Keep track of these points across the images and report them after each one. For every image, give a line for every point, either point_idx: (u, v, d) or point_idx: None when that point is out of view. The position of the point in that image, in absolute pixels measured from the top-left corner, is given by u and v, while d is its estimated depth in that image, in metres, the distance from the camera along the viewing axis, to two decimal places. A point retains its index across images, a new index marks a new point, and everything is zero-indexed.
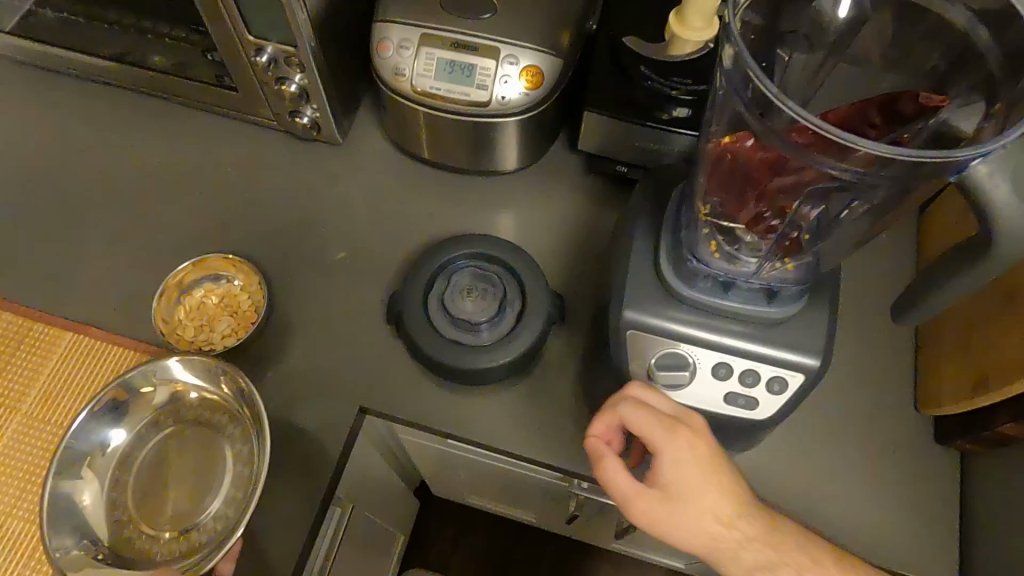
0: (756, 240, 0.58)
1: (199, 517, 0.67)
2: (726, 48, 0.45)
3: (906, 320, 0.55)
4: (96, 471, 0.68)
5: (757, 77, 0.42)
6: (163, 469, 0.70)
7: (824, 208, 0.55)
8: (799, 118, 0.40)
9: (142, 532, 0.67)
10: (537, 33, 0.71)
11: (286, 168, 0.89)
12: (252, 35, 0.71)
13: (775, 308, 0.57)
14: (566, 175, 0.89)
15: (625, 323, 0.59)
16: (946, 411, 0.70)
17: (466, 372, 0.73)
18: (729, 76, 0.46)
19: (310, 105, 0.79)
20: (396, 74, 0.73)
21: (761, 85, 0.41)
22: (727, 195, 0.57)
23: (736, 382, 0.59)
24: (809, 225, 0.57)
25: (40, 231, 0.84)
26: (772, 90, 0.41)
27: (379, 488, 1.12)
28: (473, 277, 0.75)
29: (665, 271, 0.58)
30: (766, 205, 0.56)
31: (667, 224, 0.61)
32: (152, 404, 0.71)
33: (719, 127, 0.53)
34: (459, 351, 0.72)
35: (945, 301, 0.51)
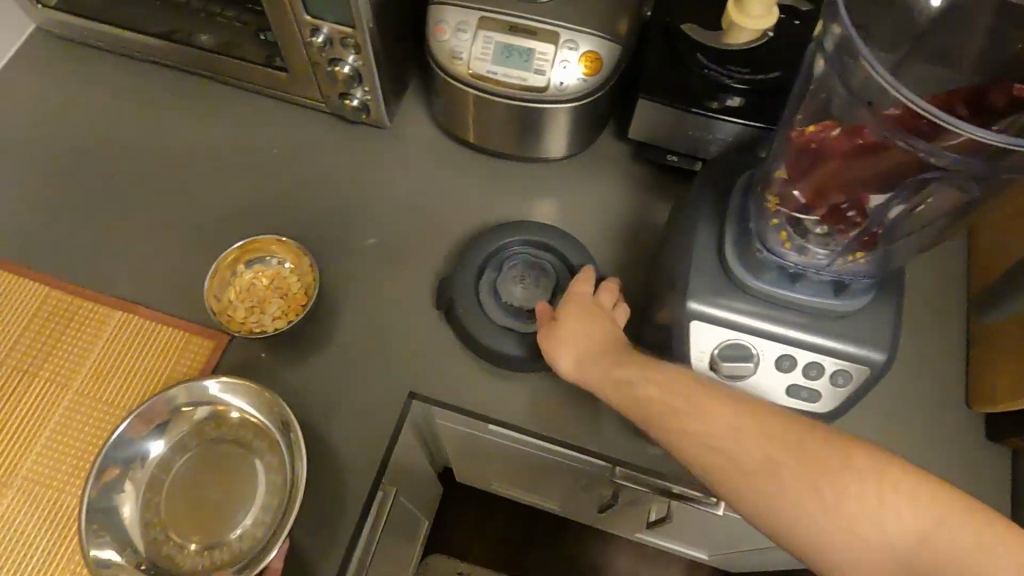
0: (827, 230, 0.56)
1: (231, 532, 0.66)
2: (832, 32, 0.46)
3: None
4: (132, 482, 0.67)
5: (870, 61, 0.43)
6: (195, 483, 0.69)
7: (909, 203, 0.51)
8: (913, 105, 0.41)
9: (173, 545, 0.66)
10: (597, 18, 0.70)
11: (332, 151, 0.88)
12: (309, 15, 0.70)
13: (842, 301, 0.57)
14: (614, 163, 0.88)
15: (688, 313, 0.59)
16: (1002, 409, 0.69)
17: (514, 359, 0.73)
18: (831, 59, 0.47)
19: (361, 88, 0.78)
20: (453, 57, 0.72)
21: (874, 70, 0.42)
22: (804, 184, 0.54)
23: (799, 374, 0.59)
24: (888, 221, 0.54)
25: (86, 210, 0.84)
26: (885, 76, 0.42)
27: (411, 473, 1.12)
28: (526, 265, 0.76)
29: (732, 262, 0.58)
30: (846, 196, 0.52)
31: (733, 215, 0.60)
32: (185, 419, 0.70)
33: (805, 116, 0.53)
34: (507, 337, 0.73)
35: None
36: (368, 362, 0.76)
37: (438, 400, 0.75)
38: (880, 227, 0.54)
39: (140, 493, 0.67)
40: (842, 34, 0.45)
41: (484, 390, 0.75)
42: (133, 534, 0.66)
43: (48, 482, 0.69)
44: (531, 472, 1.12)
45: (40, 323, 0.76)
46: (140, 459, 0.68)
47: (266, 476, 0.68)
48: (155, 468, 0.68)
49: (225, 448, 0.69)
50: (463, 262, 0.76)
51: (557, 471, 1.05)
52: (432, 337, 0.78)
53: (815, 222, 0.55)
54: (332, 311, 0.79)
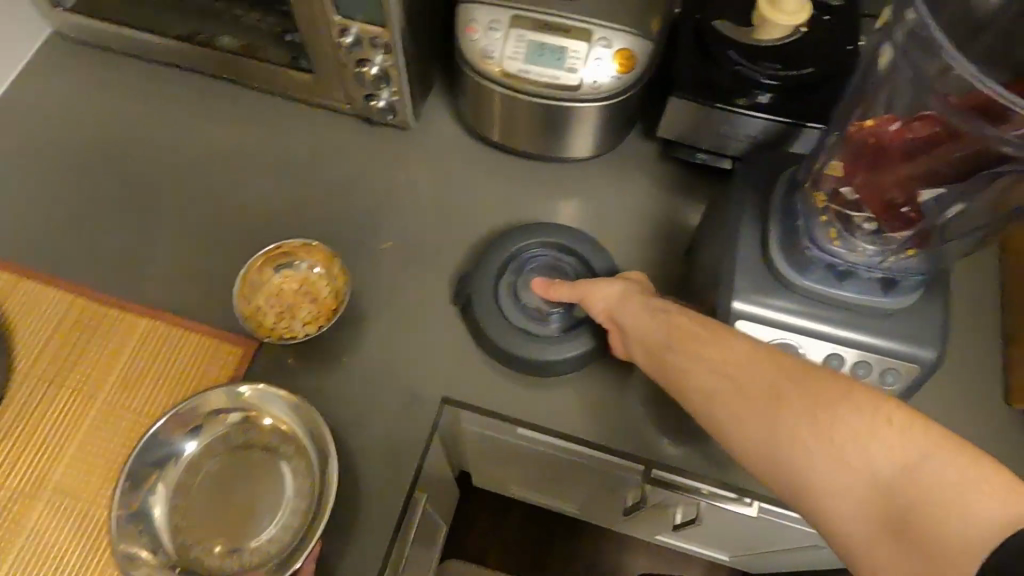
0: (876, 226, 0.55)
1: (258, 537, 0.65)
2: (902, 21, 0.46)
3: None
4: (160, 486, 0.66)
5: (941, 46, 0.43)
6: (223, 486, 0.67)
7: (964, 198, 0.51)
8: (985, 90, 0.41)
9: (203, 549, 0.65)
10: (631, 15, 0.69)
11: (356, 153, 0.87)
12: (338, 15, 0.69)
13: (892, 299, 0.56)
14: (641, 163, 0.87)
15: (734, 312, 0.58)
16: None
17: (530, 362, 0.72)
18: (900, 49, 0.47)
19: (388, 89, 0.77)
20: (484, 56, 0.71)
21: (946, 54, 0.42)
22: (862, 180, 0.55)
23: (847, 374, 0.58)
24: (941, 217, 0.54)
25: (107, 216, 0.82)
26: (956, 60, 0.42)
27: (432, 478, 1.11)
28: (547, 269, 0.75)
29: (779, 260, 0.57)
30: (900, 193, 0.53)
31: (778, 211, 0.59)
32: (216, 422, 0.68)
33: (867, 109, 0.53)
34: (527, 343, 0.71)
35: None
36: (399, 367, 0.75)
37: (470, 405, 0.74)
38: (931, 223, 0.54)
39: (171, 497, 0.66)
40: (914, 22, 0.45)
41: (518, 394, 0.74)
42: (165, 538, 0.64)
43: (78, 493, 0.68)
44: (554, 476, 1.11)
45: (64, 331, 0.74)
46: (173, 461, 0.67)
47: (295, 479, 0.67)
48: (187, 475, 0.67)
49: (252, 452, 0.68)
50: (483, 262, 0.75)
51: (582, 473, 1.04)
52: (464, 340, 0.76)
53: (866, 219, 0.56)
54: (361, 316, 0.78)
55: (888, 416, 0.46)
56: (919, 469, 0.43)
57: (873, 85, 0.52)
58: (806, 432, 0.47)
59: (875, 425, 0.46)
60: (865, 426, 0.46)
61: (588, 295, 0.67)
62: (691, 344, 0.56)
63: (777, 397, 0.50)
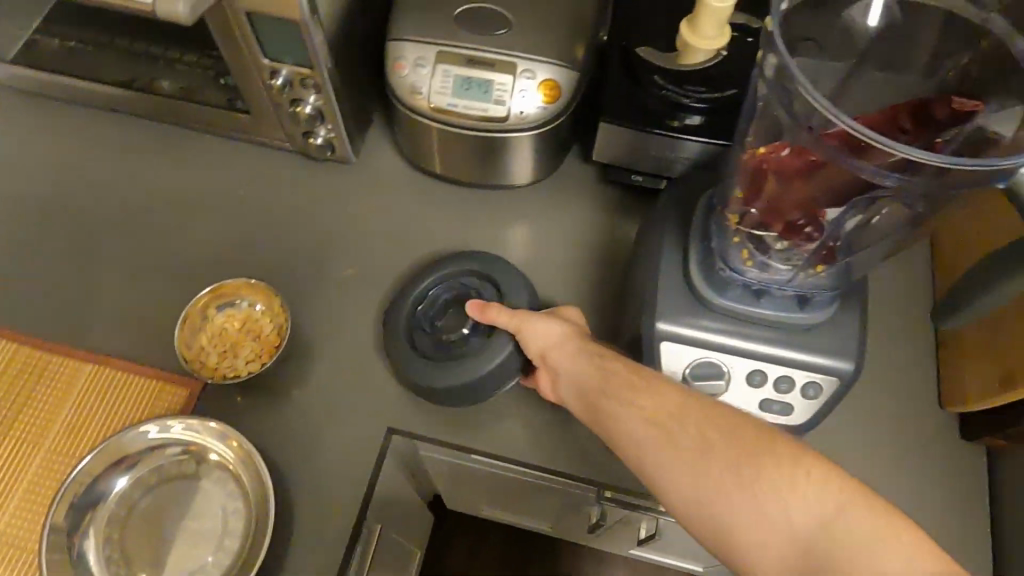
0: (787, 246, 0.56)
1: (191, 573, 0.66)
2: (770, 59, 0.46)
3: (945, 322, 0.57)
4: (96, 524, 0.67)
5: (805, 89, 0.43)
6: (160, 523, 0.68)
7: (861, 216, 0.53)
8: (850, 131, 0.42)
9: None
10: (553, 46, 0.71)
11: (299, 188, 0.88)
12: (267, 58, 0.70)
13: (807, 314, 0.58)
14: (581, 185, 0.89)
15: (658, 335, 0.60)
16: (973, 407, 0.70)
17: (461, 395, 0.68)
18: (772, 86, 0.47)
19: (324, 126, 0.79)
20: (413, 92, 0.73)
21: (809, 96, 0.43)
22: (762, 205, 0.55)
23: (770, 388, 0.60)
24: (844, 235, 0.54)
25: (53, 261, 0.83)
26: (819, 101, 0.43)
27: (397, 504, 1.11)
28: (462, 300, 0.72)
29: (698, 282, 0.59)
30: (802, 214, 0.54)
31: (695, 234, 0.61)
32: (153, 461, 0.69)
33: (757, 137, 0.53)
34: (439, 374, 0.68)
35: (989, 302, 0.52)
36: (345, 400, 0.76)
37: (416, 434, 0.75)
38: (836, 241, 0.55)
39: (106, 536, 0.67)
40: (780, 63, 0.45)
41: (463, 421, 0.75)
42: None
43: (23, 541, 0.68)
44: (520, 496, 1.12)
45: (8, 379, 0.75)
46: (105, 498, 0.68)
47: (230, 516, 0.68)
48: (130, 517, 0.68)
49: (189, 489, 0.69)
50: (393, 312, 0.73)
51: (544, 493, 1.05)
52: None
53: (775, 239, 0.57)
54: (307, 351, 0.78)
55: (808, 470, 0.47)
56: (835, 521, 0.45)
57: (756, 114, 0.52)
58: (730, 482, 0.49)
59: (795, 478, 0.47)
60: (786, 477, 0.47)
61: (523, 324, 0.66)
62: (625, 390, 0.57)
63: (707, 445, 0.51)
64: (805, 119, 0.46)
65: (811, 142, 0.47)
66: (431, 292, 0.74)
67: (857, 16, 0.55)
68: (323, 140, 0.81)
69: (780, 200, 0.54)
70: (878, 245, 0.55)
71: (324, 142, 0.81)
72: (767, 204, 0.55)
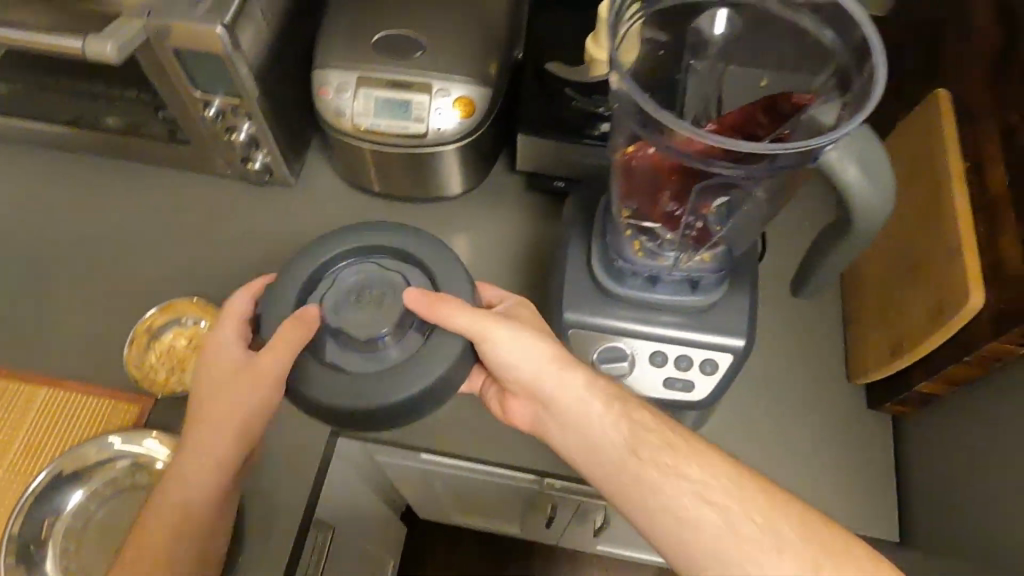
0: (671, 234, 0.62)
1: None
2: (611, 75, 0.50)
3: (804, 291, 0.59)
4: (55, 538, 0.71)
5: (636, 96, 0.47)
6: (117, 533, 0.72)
7: (727, 199, 0.57)
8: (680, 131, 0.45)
9: None
10: (465, 65, 0.77)
11: (244, 211, 0.93)
12: (199, 91, 0.76)
13: (698, 296, 0.63)
14: (510, 193, 0.94)
15: (565, 324, 0.65)
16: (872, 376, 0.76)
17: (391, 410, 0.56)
18: (619, 98, 0.51)
19: (260, 151, 0.84)
20: (338, 115, 0.78)
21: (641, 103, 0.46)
22: (641, 199, 0.60)
23: (672, 367, 0.65)
24: (715, 217, 0.60)
25: (9, 295, 0.87)
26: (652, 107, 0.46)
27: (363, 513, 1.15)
28: (378, 281, 0.61)
29: (598, 274, 0.64)
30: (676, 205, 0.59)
31: (597, 230, 0.66)
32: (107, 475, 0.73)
33: (620, 138, 0.56)
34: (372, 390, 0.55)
35: (826, 274, 0.55)
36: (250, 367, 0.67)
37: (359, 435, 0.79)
38: (712, 225, 0.60)
39: (66, 548, 0.71)
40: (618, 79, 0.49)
41: None
42: None
43: None
44: (482, 500, 1.15)
45: None
46: (64, 513, 0.72)
47: None
48: (88, 529, 0.72)
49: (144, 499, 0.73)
50: (275, 293, 0.60)
51: (501, 493, 1.08)
52: None
53: (660, 229, 0.62)
54: None
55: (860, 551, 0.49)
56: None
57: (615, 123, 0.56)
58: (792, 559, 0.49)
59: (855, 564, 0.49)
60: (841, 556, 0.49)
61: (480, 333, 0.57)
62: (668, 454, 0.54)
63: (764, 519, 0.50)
64: (654, 124, 0.49)
65: (659, 145, 0.51)
66: (333, 271, 0.62)
67: (704, 26, 0.60)
68: (261, 164, 0.86)
69: (651, 198, 0.59)
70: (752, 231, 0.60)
71: (263, 166, 0.86)
72: (642, 198, 0.60)
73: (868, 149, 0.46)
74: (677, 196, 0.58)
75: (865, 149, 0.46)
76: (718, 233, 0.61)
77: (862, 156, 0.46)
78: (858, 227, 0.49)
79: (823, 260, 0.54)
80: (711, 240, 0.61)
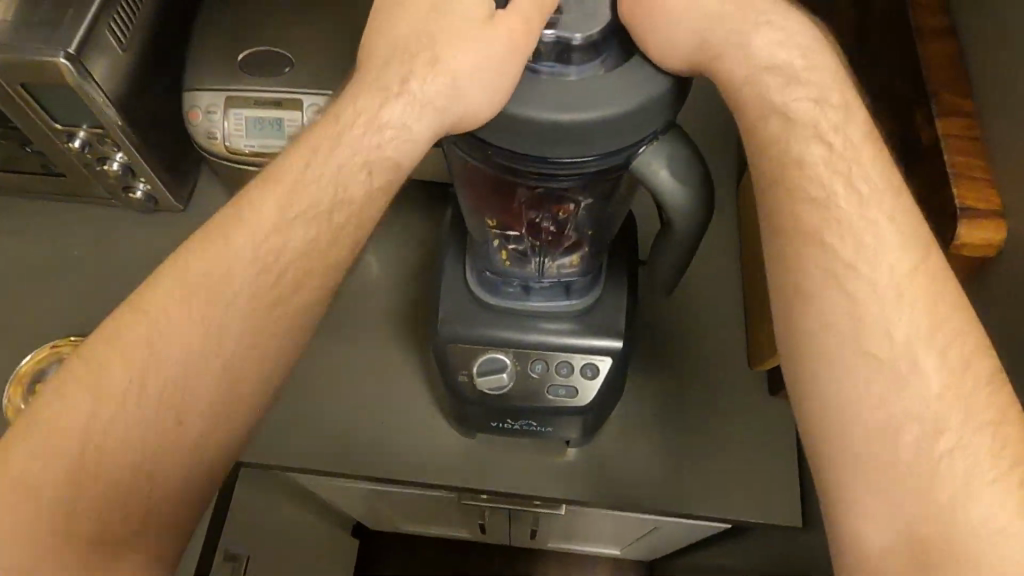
0: (531, 239, 0.63)
1: None
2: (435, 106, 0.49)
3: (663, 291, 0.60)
4: None
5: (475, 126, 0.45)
6: None
7: (576, 204, 0.60)
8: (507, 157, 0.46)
9: None
10: (336, 79, 0.75)
11: (127, 233, 0.87)
12: (60, 123, 0.73)
13: (573, 300, 0.64)
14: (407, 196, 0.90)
15: (442, 338, 0.64)
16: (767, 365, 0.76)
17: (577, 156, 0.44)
18: (443, 135, 0.49)
19: (139, 180, 0.81)
20: (210, 138, 0.76)
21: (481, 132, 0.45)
22: (495, 210, 0.61)
23: (554, 373, 0.64)
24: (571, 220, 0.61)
25: None
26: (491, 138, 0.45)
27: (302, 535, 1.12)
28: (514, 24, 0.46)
29: (471, 285, 0.64)
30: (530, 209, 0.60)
31: (468, 241, 0.66)
32: None
33: (455, 160, 0.55)
34: (570, 94, 0.43)
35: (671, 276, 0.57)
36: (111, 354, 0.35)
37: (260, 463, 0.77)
38: (563, 229, 0.63)
39: None
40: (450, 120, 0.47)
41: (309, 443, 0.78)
42: None
43: None
44: (419, 512, 1.13)
45: None
46: None
47: None
48: None
49: None
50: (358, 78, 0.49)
51: (435, 505, 1.06)
52: None
53: (520, 237, 0.63)
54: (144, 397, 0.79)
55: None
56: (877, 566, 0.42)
57: (445, 150, 0.54)
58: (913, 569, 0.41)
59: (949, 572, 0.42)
60: None
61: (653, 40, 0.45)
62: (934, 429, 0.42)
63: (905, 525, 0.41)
64: (477, 153, 0.48)
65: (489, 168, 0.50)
66: None
67: None
68: (143, 193, 0.83)
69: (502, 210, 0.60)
70: (602, 232, 0.64)
71: (145, 196, 0.84)
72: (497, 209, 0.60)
73: (674, 152, 0.46)
74: (532, 204, 0.60)
75: (674, 151, 0.46)
76: (570, 236, 0.63)
77: (669, 159, 0.46)
78: (679, 228, 0.49)
79: (657, 266, 0.56)
80: (566, 243, 0.64)
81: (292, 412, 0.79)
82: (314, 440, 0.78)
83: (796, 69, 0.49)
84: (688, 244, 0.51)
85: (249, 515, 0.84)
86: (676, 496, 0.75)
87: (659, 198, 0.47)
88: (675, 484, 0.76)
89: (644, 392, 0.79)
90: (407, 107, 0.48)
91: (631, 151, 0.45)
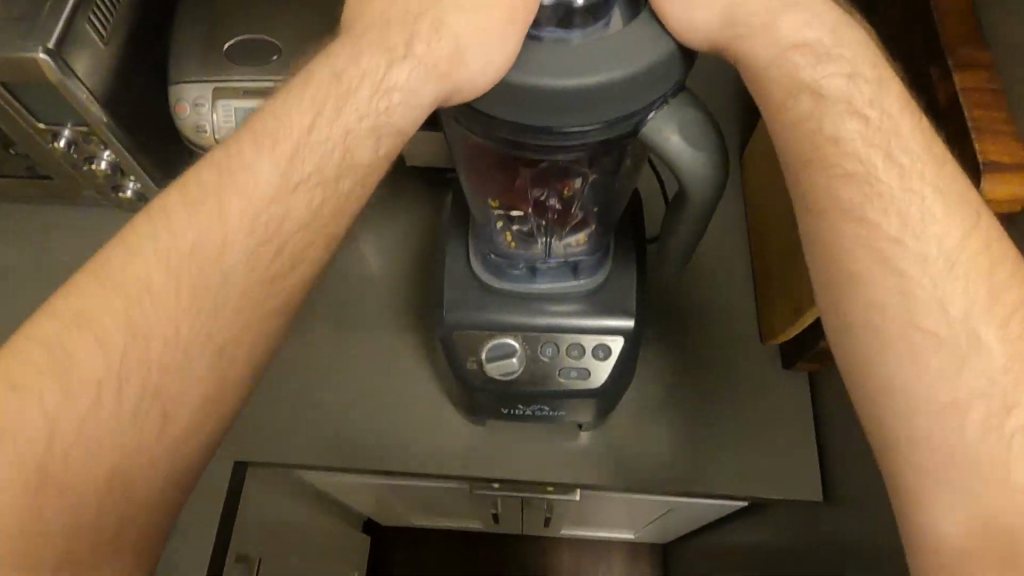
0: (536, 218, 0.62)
1: None
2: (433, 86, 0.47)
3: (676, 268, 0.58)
4: None
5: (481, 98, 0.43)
6: None
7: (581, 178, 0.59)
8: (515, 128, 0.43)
9: None
10: None
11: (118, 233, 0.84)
12: (42, 122, 0.71)
13: (581, 280, 0.62)
14: (404, 184, 0.88)
15: (448, 325, 0.62)
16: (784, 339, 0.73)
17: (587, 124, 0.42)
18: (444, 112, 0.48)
19: (128, 178, 0.79)
20: (200, 132, 0.74)
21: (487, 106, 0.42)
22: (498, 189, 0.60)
23: (564, 356, 0.63)
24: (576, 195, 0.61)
25: None
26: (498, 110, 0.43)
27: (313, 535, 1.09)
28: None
29: (475, 268, 0.62)
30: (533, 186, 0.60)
31: (472, 224, 0.65)
32: None
33: (456, 141, 0.55)
34: (577, 58, 0.41)
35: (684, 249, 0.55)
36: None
37: (267, 462, 0.75)
38: (570, 206, 0.62)
39: None
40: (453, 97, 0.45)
41: (314, 439, 0.76)
42: None
43: None
44: (431, 504, 1.12)
45: None
46: None
47: None
48: None
49: None
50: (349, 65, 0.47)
51: (445, 497, 1.04)
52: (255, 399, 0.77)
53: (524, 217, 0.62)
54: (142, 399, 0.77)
55: None
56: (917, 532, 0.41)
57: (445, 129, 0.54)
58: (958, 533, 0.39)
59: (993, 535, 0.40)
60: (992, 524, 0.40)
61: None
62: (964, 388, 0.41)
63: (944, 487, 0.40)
64: (481, 130, 0.46)
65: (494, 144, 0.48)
66: None
67: None
68: (133, 192, 0.81)
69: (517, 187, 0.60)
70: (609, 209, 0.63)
71: (136, 194, 0.82)
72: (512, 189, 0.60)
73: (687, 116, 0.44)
74: (536, 180, 0.59)
75: (686, 115, 0.44)
76: (578, 215, 0.63)
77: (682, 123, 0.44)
78: (695, 195, 0.47)
79: (669, 239, 0.54)
80: (573, 221, 0.62)
81: (297, 407, 0.76)
82: (321, 435, 0.75)
83: (824, 39, 0.47)
84: (703, 214, 0.49)
85: (258, 515, 0.81)
86: (695, 475, 0.74)
87: (671, 165, 0.45)
88: (693, 463, 0.74)
89: (656, 372, 0.78)
90: (403, 82, 0.46)
91: (640, 116, 0.43)
